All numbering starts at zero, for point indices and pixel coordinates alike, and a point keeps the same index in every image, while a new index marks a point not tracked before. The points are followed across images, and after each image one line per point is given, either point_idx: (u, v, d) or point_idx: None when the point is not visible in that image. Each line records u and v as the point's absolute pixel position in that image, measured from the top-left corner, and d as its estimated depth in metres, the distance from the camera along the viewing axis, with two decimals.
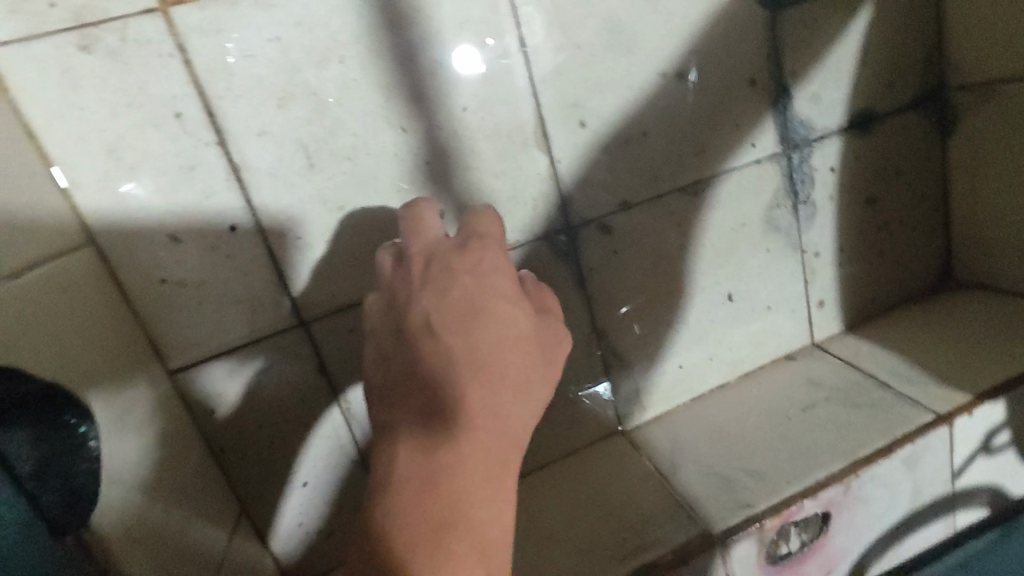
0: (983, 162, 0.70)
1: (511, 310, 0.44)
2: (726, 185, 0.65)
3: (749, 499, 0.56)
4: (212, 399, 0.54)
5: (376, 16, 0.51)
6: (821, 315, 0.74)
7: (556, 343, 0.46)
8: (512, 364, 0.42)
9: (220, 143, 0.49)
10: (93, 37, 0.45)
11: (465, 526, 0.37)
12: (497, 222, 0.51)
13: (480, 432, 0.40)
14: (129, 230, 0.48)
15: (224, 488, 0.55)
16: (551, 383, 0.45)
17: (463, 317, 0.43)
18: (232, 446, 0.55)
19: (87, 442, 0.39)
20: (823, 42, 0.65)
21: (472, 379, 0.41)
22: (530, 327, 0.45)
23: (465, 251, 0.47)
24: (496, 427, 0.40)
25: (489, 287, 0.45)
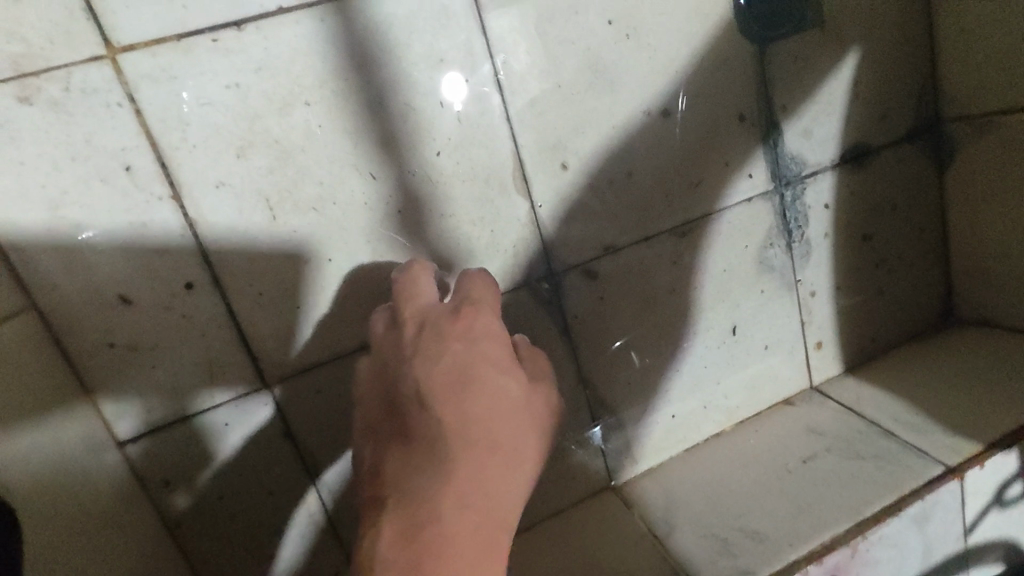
0: (983, 196, 0.67)
1: (505, 380, 0.40)
2: (717, 225, 0.62)
3: (749, 565, 0.52)
4: (167, 469, 0.50)
5: (342, 59, 0.48)
6: (820, 356, 0.71)
7: (546, 412, 0.43)
8: (502, 441, 0.38)
9: (174, 196, 0.46)
10: (33, 87, 0.42)
11: None
12: (492, 289, 0.46)
13: (466, 522, 0.35)
14: (74, 290, 0.45)
15: (182, 564, 0.51)
16: (542, 458, 0.41)
17: (457, 389, 0.38)
18: (191, 518, 0.51)
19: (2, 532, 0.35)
20: (813, 77, 0.63)
21: (465, 456, 0.37)
22: (523, 398, 0.41)
23: (459, 318, 0.42)
24: (485, 510, 0.36)
25: (483, 356, 0.40)
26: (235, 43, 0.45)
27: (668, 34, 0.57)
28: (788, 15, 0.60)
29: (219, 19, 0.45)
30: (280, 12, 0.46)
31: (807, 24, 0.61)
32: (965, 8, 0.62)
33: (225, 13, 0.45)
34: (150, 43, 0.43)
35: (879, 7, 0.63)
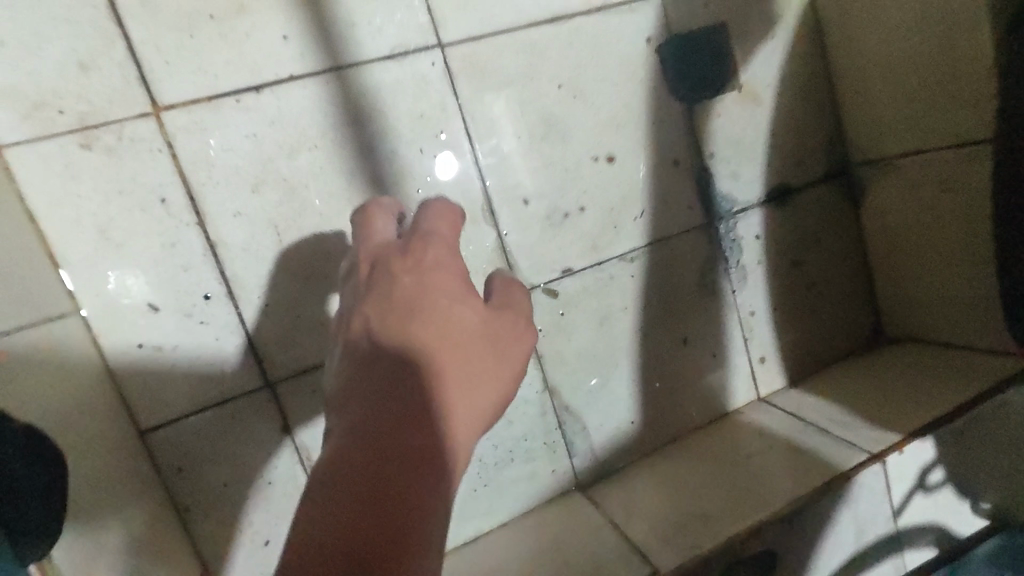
0: (893, 226, 0.78)
1: (458, 306, 0.44)
2: (660, 252, 0.73)
3: (696, 541, 0.59)
4: (180, 458, 0.57)
5: (340, 115, 0.59)
6: (764, 370, 0.79)
7: (513, 335, 0.45)
8: (459, 357, 0.41)
9: (200, 223, 0.56)
10: (93, 137, 0.53)
11: (399, 528, 0.32)
12: (451, 221, 0.51)
13: (429, 423, 0.37)
14: (113, 299, 0.54)
15: (188, 548, 0.57)
16: (506, 375, 0.43)
17: (408, 311, 0.42)
18: (199, 505, 0.57)
19: None
20: (735, 128, 0.75)
21: (421, 366, 0.40)
22: (479, 321, 0.44)
23: (408, 252, 0.47)
24: (447, 410, 0.38)
25: (434, 285, 0.44)
26: (254, 102, 0.57)
27: (608, 95, 0.69)
28: (708, 80, 0.73)
29: (243, 84, 0.56)
30: (291, 79, 0.58)
31: (726, 87, 0.74)
32: (857, 72, 0.76)
33: (247, 80, 0.56)
34: (187, 103, 0.55)
35: (786, 73, 0.76)
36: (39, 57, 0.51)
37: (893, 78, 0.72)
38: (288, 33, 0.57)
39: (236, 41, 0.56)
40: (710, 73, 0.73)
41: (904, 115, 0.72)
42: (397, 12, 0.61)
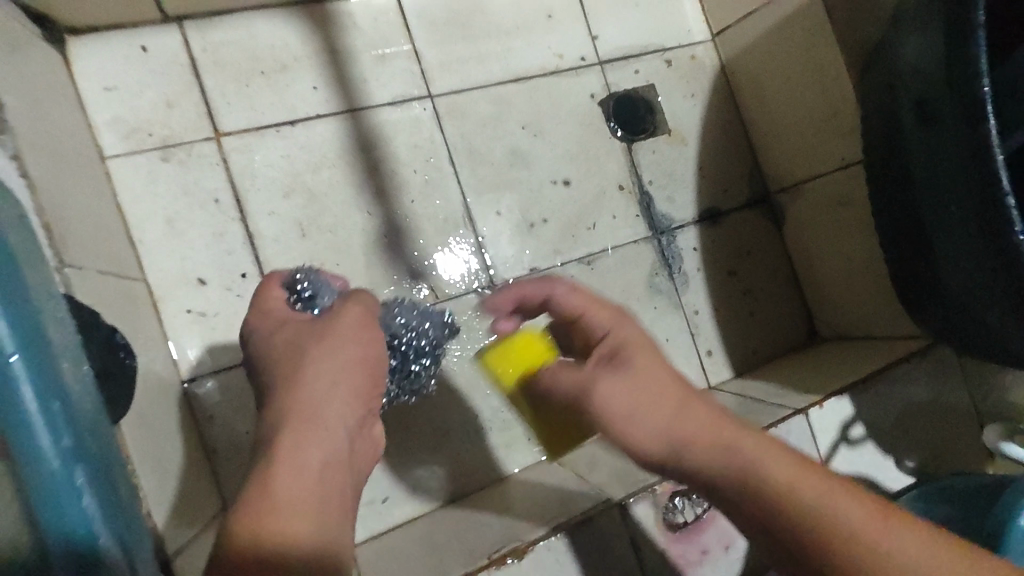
0: (810, 239, 0.94)
1: (304, 334, 0.51)
2: (612, 258, 0.88)
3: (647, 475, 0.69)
4: (217, 406, 0.70)
5: (353, 143, 0.78)
6: (711, 363, 0.92)
7: (356, 339, 0.51)
8: (309, 371, 0.48)
9: (243, 219, 0.73)
10: (171, 153, 0.71)
11: (282, 507, 0.41)
12: (353, 316, 0.52)
13: (293, 428, 0.45)
14: (173, 274, 0.70)
15: (214, 483, 0.68)
16: (360, 371, 0.49)
17: (279, 359, 0.50)
18: (225, 447, 0.69)
19: (127, 362, 0.54)
20: (668, 163, 0.93)
21: (298, 377, 0.48)
22: (319, 336, 0.50)
23: (280, 310, 0.54)
24: (308, 414, 0.46)
25: (283, 344, 0.50)
26: (289, 132, 0.76)
27: (563, 135, 0.88)
28: (643, 126, 0.93)
29: (282, 119, 0.76)
30: (317, 116, 0.77)
31: (657, 131, 0.93)
32: (763, 119, 0.95)
33: (285, 116, 0.76)
34: (240, 132, 0.74)
35: (706, 122, 0.96)
36: (139, 98, 0.71)
37: (788, 119, 0.91)
38: (317, 84, 0.78)
39: (279, 88, 0.76)
40: (643, 121, 0.93)
41: (800, 147, 0.91)
42: (398, 72, 0.81)
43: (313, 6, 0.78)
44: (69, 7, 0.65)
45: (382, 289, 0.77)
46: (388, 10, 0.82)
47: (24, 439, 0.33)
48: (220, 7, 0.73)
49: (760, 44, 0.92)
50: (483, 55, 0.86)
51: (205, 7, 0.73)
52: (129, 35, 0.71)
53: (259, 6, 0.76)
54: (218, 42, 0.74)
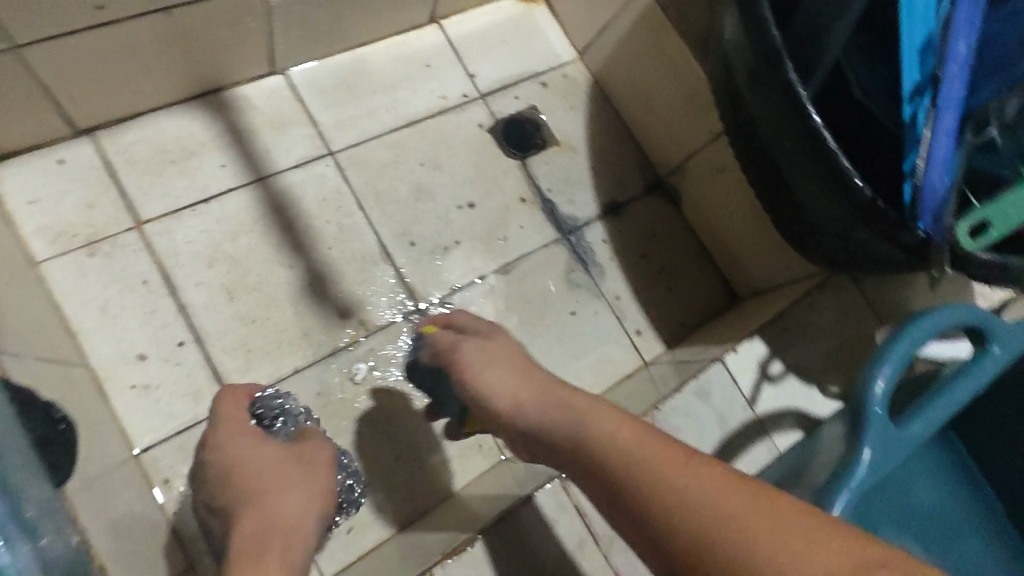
0: (705, 211, 1.02)
1: (269, 458, 0.58)
2: (528, 264, 0.96)
3: None
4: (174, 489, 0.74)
5: (266, 207, 0.86)
6: (642, 340, 0.98)
7: (315, 467, 0.59)
8: (277, 494, 0.55)
9: (174, 293, 0.79)
10: (97, 248, 0.78)
11: None
12: (318, 444, 0.62)
13: (273, 537, 0.51)
14: (113, 355, 0.75)
15: (180, 543, 0.71)
16: (322, 495, 0.58)
17: (249, 486, 0.56)
18: (186, 506, 0.73)
19: (65, 431, 0.59)
20: (562, 171, 1.03)
21: (269, 498, 0.55)
22: (284, 463, 0.58)
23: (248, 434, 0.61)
24: (282, 526, 0.53)
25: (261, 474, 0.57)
26: (205, 209, 0.83)
27: (459, 165, 0.97)
28: (532, 143, 1.03)
29: (197, 199, 0.83)
30: (229, 190, 0.85)
31: (546, 145, 1.03)
32: (637, 116, 1.05)
33: (200, 196, 0.83)
34: (159, 217, 0.81)
35: (590, 129, 1.06)
36: (61, 205, 0.78)
37: (659, 110, 1.01)
38: (224, 162, 0.86)
39: (189, 172, 0.84)
40: (532, 139, 1.03)
41: (675, 132, 1.01)
42: (297, 138, 0.90)
43: (209, 96, 0.87)
44: None
45: (315, 331, 0.83)
46: (279, 86, 0.91)
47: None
48: (124, 113, 0.82)
49: (619, 51, 1.02)
50: (373, 109, 0.95)
51: (111, 115, 0.81)
52: (45, 152, 0.79)
53: (162, 105, 0.85)
54: (128, 143, 0.83)
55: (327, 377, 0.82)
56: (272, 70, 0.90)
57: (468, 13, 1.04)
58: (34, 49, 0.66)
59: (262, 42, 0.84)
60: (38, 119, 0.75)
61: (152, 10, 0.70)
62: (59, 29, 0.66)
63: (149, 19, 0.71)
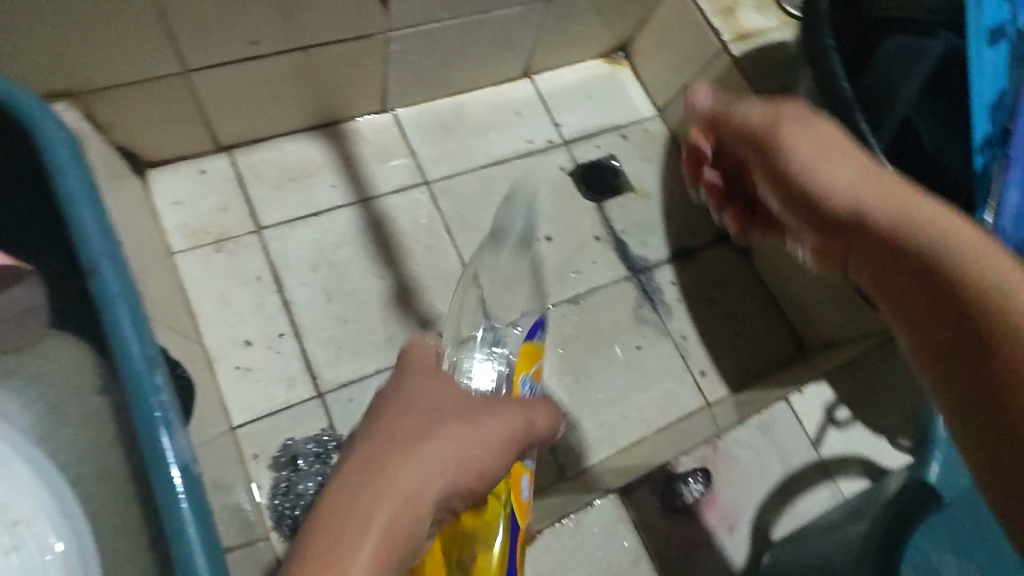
0: (775, 263, 1.04)
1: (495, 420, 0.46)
2: (598, 296, 1.01)
3: (643, 469, 0.77)
4: (240, 469, 0.79)
5: (365, 224, 0.96)
6: (707, 382, 0.99)
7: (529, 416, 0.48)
8: (479, 449, 0.44)
9: (280, 290, 0.89)
10: (224, 245, 0.90)
11: (405, 482, 0.40)
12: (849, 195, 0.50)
13: (389, 474, 0.40)
14: (224, 337, 0.86)
15: (264, 500, 0.79)
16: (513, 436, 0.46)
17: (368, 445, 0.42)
18: (268, 481, 0.80)
19: (183, 376, 0.68)
20: (637, 213, 1.08)
21: (400, 445, 0.42)
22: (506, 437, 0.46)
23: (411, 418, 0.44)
24: (456, 467, 0.42)
25: (437, 387, 0.48)
26: (317, 221, 0.95)
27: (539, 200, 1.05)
28: (610, 187, 1.09)
29: (310, 211, 0.95)
30: (337, 207, 0.96)
31: (623, 190, 1.09)
32: None
33: (310, 210, 0.95)
34: (278, 223, 0.93)
35: (667, 180, 1.12)
36: (199, 207, 0.91)
37: None
38: (335, 183, 0.98)
39: (306, 189, 0.96)
40: (610, 183, 1.09)
41: None
42: (399, 168, 1.01)
43: (329, 127, 1.00)
44: (148, 143, 0.87)
45: (398, 337, 0.91)
46: (388, 123, 1.03)
47: (118, 342, 0.41)
48: (259, 135, 0.95)
49: None
50: (467, 147, 1.05)
51: (248, 136, 0.95)
52: (191, 162, 0.93)
53: (290, 132, 0.98)
54: (258, 161, 0.96)
55: None
56: (383, 109, 1.02)
57: (558, 70, 1.15)
58: (199, 74, 0.80)
59: (376, 83, 0.96)
60: (192, 133, 0.89)
61: (294, 49, 0.83)
62: (224, 58, 0.79)
63: (289, 55, 0.83)
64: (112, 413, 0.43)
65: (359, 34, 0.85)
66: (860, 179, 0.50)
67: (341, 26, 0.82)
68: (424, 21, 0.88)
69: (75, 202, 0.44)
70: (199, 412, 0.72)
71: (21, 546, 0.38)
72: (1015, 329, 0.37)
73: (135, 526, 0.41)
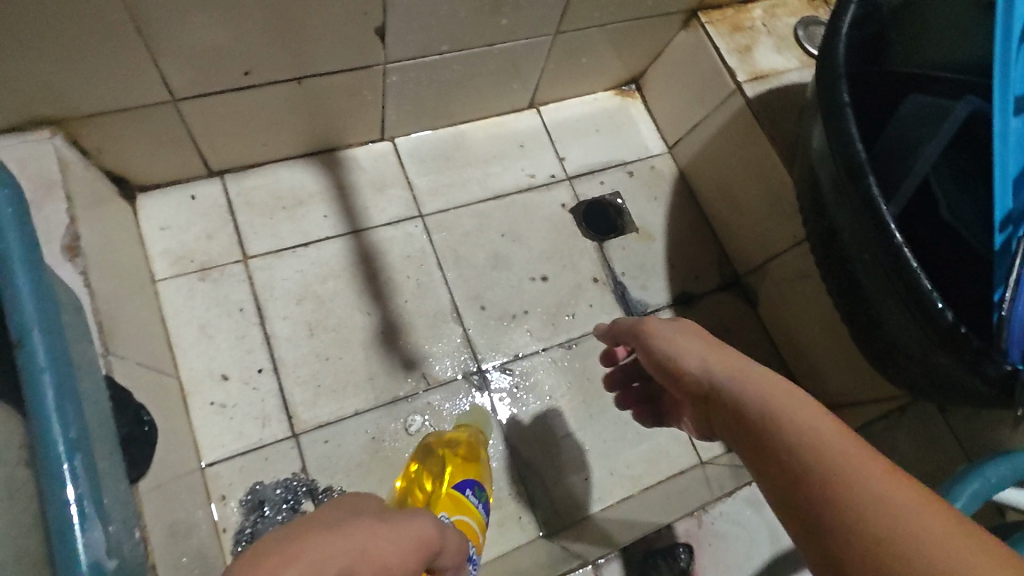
0: (782, 316, 1.00)
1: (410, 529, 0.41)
2: (592, 342, 0.97)
3: (623, 538, 0.73)
4: (204, 512, 0.76)
5: (355, 257, 0.94)
6: (701, 438, 0.95)
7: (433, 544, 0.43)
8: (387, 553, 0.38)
9: (262, 323, 0.87)
10: (209, 273, 0.88)
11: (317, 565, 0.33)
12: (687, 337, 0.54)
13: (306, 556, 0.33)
14: (201, 370, 0.83)
15: (228, 544, 0.77)
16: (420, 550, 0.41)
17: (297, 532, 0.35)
18: (235, 524, 0.78)
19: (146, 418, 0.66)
20: (639, 255, 1.04)
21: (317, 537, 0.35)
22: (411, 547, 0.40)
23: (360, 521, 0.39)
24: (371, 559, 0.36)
25: (350, 510, 0.40)
26: (305, 252, 0.92)
27: (537, 238, 1.01)
28: (613, 226, 1.05)
29: (299, 242, 0.93)
30: (327, 238, 0.94)
31: (626, 229, 1.05)
32: (720, 214, 1.06)
33: (300, 240, 0.93)
34: (265, 252, 0.91)
35: (672, 221, 1.08)
36: (186, 233, 0.90)
37: (741, 210, 1.02)
38: (327, 213, 0.95)
39: (297, 219, 0.94)
40: (612, 222, 1.05)
41: (757, 233, 1.00)
42: (394, 199, 0.98)
43: (325, 155, 0.98)
44: (137, 168, 0.86)
45: (380, 377, 0.88)
46: (385, 152, 1.01)
47: (38, 422, 0.39)
48: (252, 162, 0.94)
49: (710, 149, 1.05)
50: (465, 180, 1.02)
51: (240, 162, 0.93)
52: (181, 187, 0.92)
53: (283, 159, 0.96)
54: (250, 187, 0.94)
55: (382, 426, 0.85)
56: (382, 138, 1.00)
57: (565, 101, 1.11)
58: (190, 102, 0.79)
59: (373, 112, 0.94)
60: (183, 159, 0.87)
61: (289, 78, 0.82)
62: (216, 86, 0.78)
63: (284, 84, 0.82)
64: (37, 499, 0.42)
65: (357, 64, 0.84)
66: (708, 351, 0.51)
67: (338, 57, 0.81)
68: (425, 53, 0.87)
69: (8, 265, 0.42)
70: (164, 453, 0.70)
71: None
72: (831, 471, 0.37)
73: None
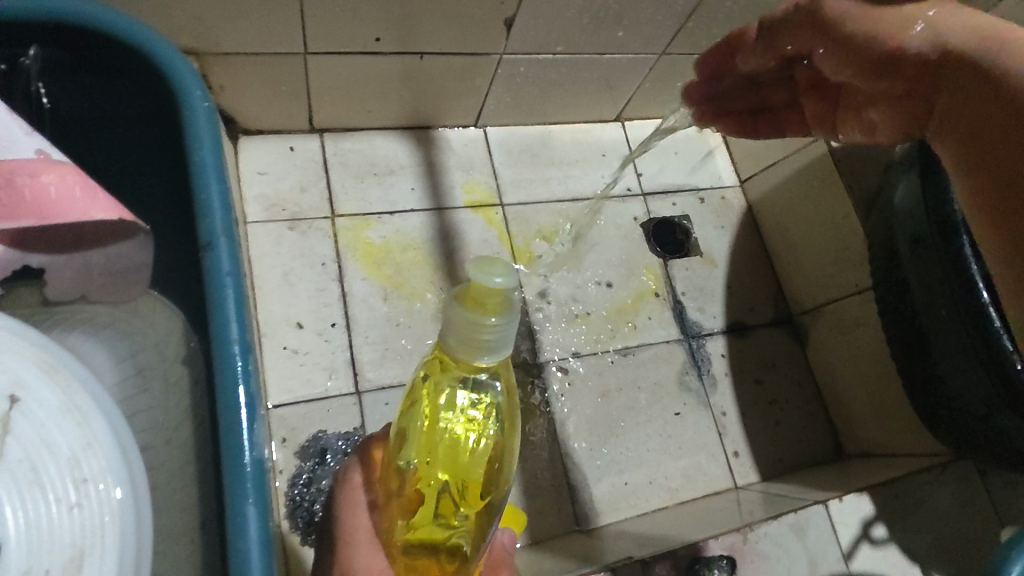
0: (830, 358, 1.03)
1: None
2: (647, 353, 0.99)
3: (666, 541, 0.75)
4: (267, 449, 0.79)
5: (434, 233, 0.97)
6: (738, 463, 0.97)
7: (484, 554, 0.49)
8: None
9: (341, 280, 0.90)
10: (296, 225, 0.91)
11: None
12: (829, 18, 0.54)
13: None
14: (278, 317, 0.86)
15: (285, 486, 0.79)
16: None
17: None
18: (292, 467, 0.80)
19: None
20: (700, 277, 1.07)
21: None
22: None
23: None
24: None
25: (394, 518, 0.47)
26: (389, 221, 0.95)
27: (608, 245, 1.04)
28: (679, 247, 1.08)
29: (383, 210, 0.95)
30: (412, 210, 0.97)
31: (690, 252, 1.08)
32: (782, 252, 1.09)
33: (386, 208, 0.96)
34: (351, 215, 0.94)
35: (734, 250, 1.11)
36: (281, 182, 0.92)
37: (804, 252, 1.05)
38: (414, 186, 0.98)
39: (385, 187, 0.97)
40: (679, 242, 1.09)
41: (818, 276, 1.03)
42: (480, 184, 1.02)
43: (419, 130, 1.01)
44: (246, 113, 0.88)
45: None
46: (477, 138, 1.03)
47: (219, 321, 0.42)
48: (352, 125, 0.96)
49: (783, 188, 1.08)
50: (548, 178, 1.05)
51: (342, 123, 0.95)
52: (282, 138, 0.94)
53: (381, 127, 0.98)
54: (345, 149, 0.97)
55: None
56: (475, 124, 1.03)
57: (649, 119, 1.14)
58: (317, 58, 0.80)
59: (475, 99, 0.96)
60: (292, 112, 0.90)
61: (410, 53, 0.84)
62: (344, 48, 0.80)
63: (405, 57, 0.84)
64: (194, 395, 0.45)
65: (477, 51, 0.86)
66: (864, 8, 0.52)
67: (462, 41, 0.83)
68: (541, 52, 0.89)
69: (205, 176, 0.44)
70: None
71: (86, 505, 0.37)
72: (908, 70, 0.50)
73: (194, 508, 0.43)
